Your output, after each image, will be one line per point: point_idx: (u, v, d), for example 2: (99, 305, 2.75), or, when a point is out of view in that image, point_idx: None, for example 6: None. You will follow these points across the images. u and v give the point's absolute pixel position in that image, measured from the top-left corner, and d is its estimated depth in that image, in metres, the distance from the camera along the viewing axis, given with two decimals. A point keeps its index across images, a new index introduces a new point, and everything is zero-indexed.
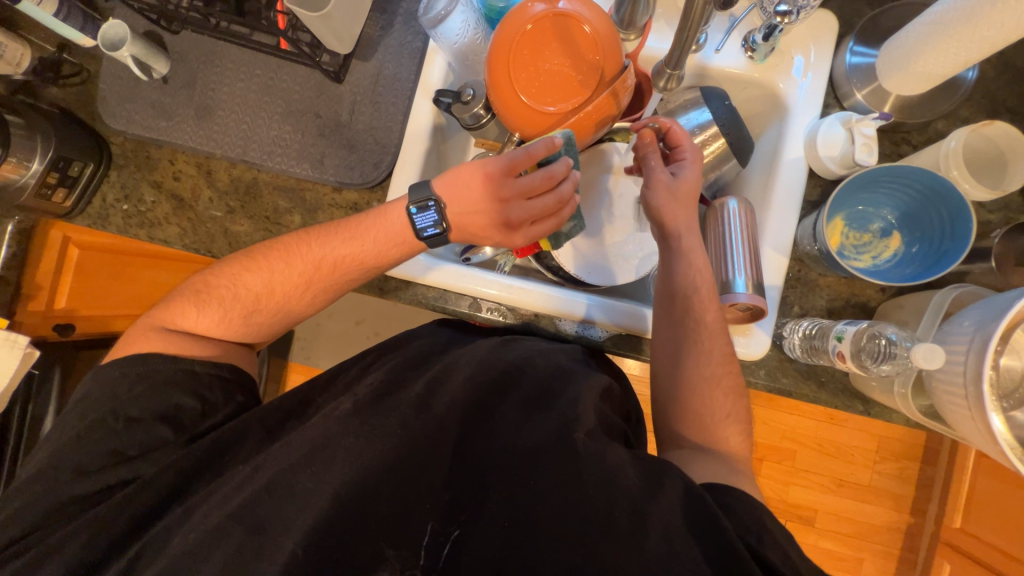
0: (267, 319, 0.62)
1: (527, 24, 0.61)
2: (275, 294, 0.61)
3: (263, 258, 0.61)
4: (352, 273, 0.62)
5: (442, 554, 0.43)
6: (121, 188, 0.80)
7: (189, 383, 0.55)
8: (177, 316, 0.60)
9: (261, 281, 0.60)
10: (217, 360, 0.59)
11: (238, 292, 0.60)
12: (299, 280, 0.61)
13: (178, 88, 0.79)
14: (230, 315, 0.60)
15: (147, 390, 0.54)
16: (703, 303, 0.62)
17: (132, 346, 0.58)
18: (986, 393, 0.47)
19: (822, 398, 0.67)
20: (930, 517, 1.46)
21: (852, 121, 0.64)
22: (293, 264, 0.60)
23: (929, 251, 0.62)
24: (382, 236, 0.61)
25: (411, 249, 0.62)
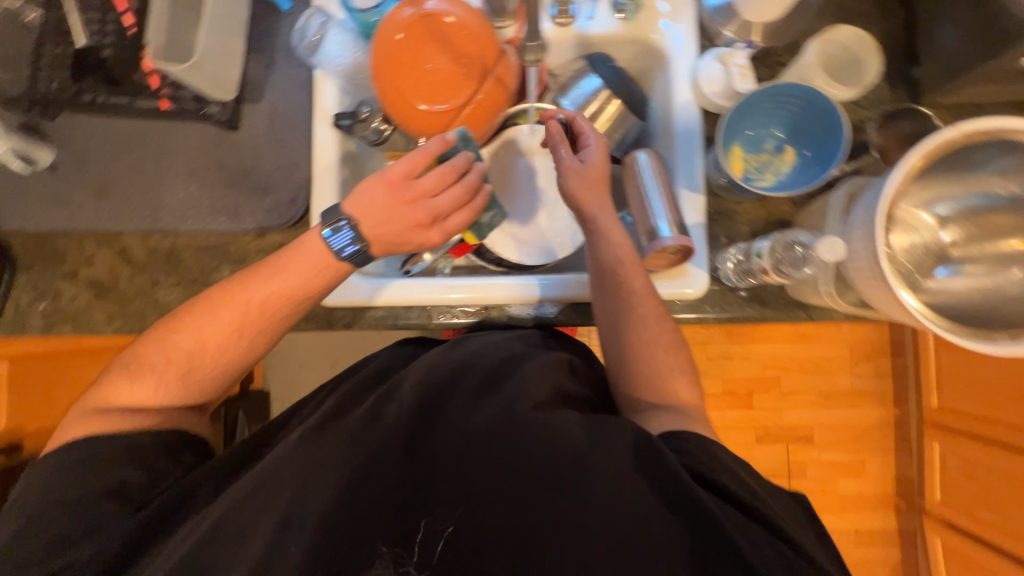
0: (207, 375, 0.59)
1: (399, 32, 0.62)
2: (210, 347, 0.59)
3: (187, 316, 0.59)
4: (284, 307, 0.61)
5: (436, 552, 0.44)
6: (33, 288, 0.76)
7: (134, 457, 0.55)
8: (109, 395, 0.57)
9: (190, 338, 0.58)
10: (159, 428, 0.57)
11: (169, 356, 0.58)
12: (230, 328, 0.59)
13: (70, 173, 0.76)
14: (165, 381, 0.58)
15: (89, 471, 0.53)
16: (630, 270, 0.64)
17: (69, 435, 0.55)
18: (886, 272, 0.50)
19: (767, 315, 0.70)
20: (913, 403, 1.55)
21: (726, 55, 0.68)
22: (220, 313, 0.59)
23: (819, 154, 0.66)
24: (304, 264, 0.60)
25: (337, 272, 0.62)
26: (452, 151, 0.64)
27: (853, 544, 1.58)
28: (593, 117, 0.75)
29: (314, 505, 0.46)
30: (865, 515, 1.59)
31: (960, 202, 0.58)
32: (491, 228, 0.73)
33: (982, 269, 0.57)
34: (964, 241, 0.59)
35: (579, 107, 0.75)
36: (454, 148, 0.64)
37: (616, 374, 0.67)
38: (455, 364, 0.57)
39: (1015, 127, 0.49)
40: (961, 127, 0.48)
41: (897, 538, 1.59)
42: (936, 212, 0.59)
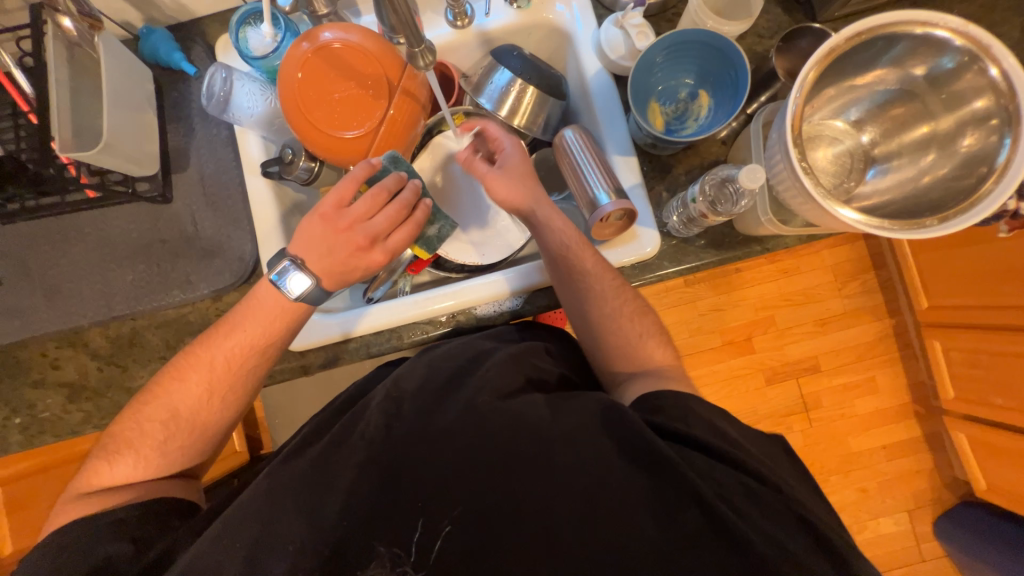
0: (185, 440, 0.59)
1: (298, 71, 0.63)
2: (184, 412, 0.59)
3: (158, 386, 0.60)
4: (248, 355, 0.61)
5: (436, 548, 0.44)
6: (5, 404, 0.75)
7: (117, 531, 0.51)
8: (88, 478, 0.56)
9: (162, 406, 0.58)
10: (142, 501, 0.55)
11: (144, 428, 0.58)
12: (200, 388, 0.59)
13: (17, 282, 0.76)
14: (143, 455, 0.57)
15: (65, 557, 0.48)
16: (579, 253, 0.65)
17: (57, 521, 0.53)
18: (809, 187, 0.51)
19: (724, 256, 0.71)
20: (906, 309, 1.57)
21: (621, 18, 0.68)
22: (190, 376, 0.59)
23: (728, 90, 0.68)
24: (259, 310, 0.61)
25: (298, 313, 0.63)
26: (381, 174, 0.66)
27: (883, 460, 1.58)
28: (514, 108, 0.76)
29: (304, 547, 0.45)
30: (888, 429, 1.59)
31: (866, 103, 0.63)
32: (441, 241, 0.74)
33: (906, 159, 0.61)
34: (882, 137, 0.63)
35: (497, 102, 0.76)
36: (384, 171, 0.66)
37: (589, 347, 0.67)
38: (424, 371, 0.56)
39: (902, 19, 0.50)
40: (841, 34, 0.50)
41: (924, 444, 1.59)
42: (847, 117, 0.65)
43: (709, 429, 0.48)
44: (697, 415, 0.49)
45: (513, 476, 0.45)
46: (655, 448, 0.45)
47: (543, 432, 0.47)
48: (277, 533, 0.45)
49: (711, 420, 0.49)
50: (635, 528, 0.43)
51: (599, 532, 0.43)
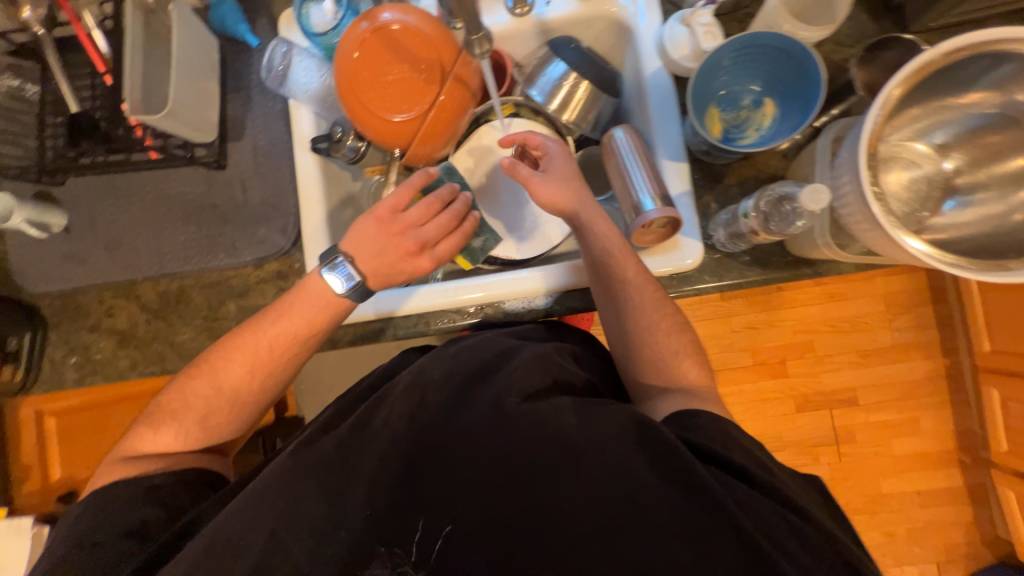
0: (222, 418, 0.62)
1: (355, 50, 0.63)
2: (225, 390, 0.62)
3: (204, 362, 0.63)
4: (290, 346, 0.63)
5: (435, 546, 0.44)
6: (64, 344, 0.82)
7: (149, 496, 0.55)
8: (133, 440, 0.60)
9: (207, 384, 0.61)
10: (177, 469, 0.58)
11: (189, 401, 0.61)
12: (243, 369, 0.62)
13: (82, 232, 0.81)
14: (184, 428, 0.60)
15: (108, 514, 0.53)
16: (618, 259, 0.62)
17: (97, 482, 0.57)
18: (878, 215, 0.47)
19: (770, 276, 0.68)
20: (963, 351, 1.45)
21: (689, 16, 0.65)
22: (234, 357, 0.62)
23: (798, 101, 0.63)
24: (304, 303, 0.63)
25: (340, 308, 0.64)
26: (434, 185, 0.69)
27: (917, 507, 1.49)
28: (565, 102, 0.75)
29: (322, 522, 0.46)
30: (926, 475, 1.49)
31: (956, 127, 0.57)
32: (484, 252, 0.74)
33: (993, 194, 0.55)
34: (969, 167, 0.57)
35: (548, 95, 0.75)
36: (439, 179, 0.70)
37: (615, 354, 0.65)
38: (447, 362, 0.57)
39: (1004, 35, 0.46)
40: (938, 49, 0.45)
41: (965, 496, 1.48)
42: (932, 140, 0.59)
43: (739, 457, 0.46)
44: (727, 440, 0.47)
45: (535, 481, 0.45)
46: (687, 463, 0.43)
47: (564, 437, 0.47)
48: (298, 503, 0.47)
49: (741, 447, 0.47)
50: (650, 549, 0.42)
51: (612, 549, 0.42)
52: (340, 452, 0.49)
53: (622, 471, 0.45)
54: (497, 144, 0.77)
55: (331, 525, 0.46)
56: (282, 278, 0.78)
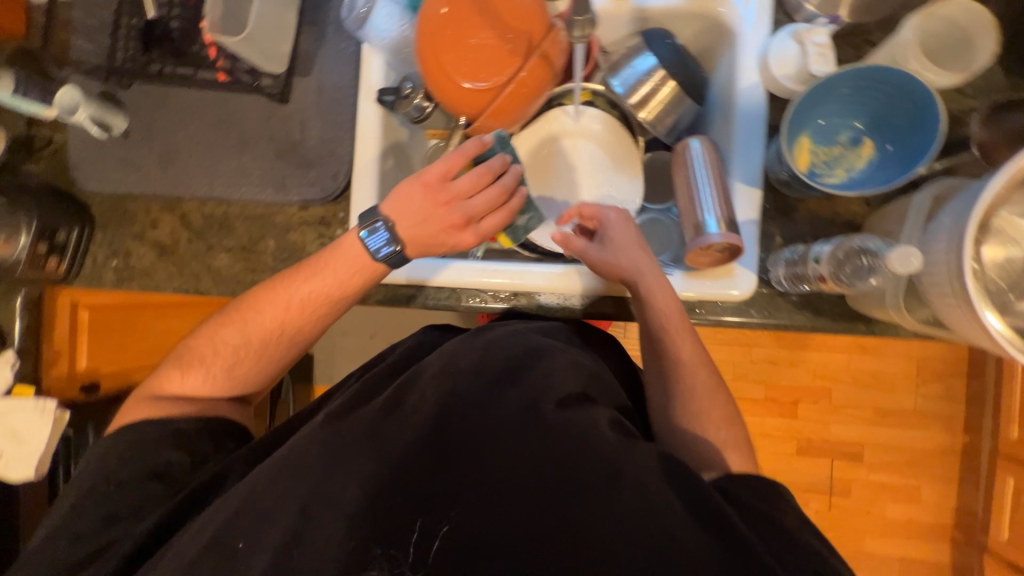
0: (248, 369, 0.65)
1: (444, 6, 0.60)
2: (254, 340, 0.64)
3: (235, 311, 0.64)
4: (318, 309, 0.64)
5: (432, 550, 0.44)
6: (108, 246, 0.84)
7: (176, 440, 0.60)
8: (168, 377, 0.64)
9: (237, 333, 0.64)
10: (200, 416, 0.63)
11: (220, 347, 0.64)
12: (271, 325, 0.63)
13: (140, 140, 0.82)
14: (214, 373, 0.64)
15: (136, 453, 0.59)
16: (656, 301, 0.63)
17: (131, 415, 0.63)
18: (971, 290, 0.44)
19: (821, 325, 0.64)
20: (987, 432, 1.39)
21: (803, 32, 0.60)
22: (263, 312, 0.63)
23: (904, 150, 0.59)
24: (335, 269, 0.62)
25: (373, 274, 0.63)
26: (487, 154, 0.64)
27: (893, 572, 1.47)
28: (644, 99, 0.71)
29: (333, 482, 0.47)
30: (912, 544, 1.46)
31: None
32: (527, 232, 0.71)
33: None
34: None
35: (630, 89, 0.70)
36: (491, 150, 0.63)
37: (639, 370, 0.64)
38: (478, 351, 0.56)
39: None
40: None
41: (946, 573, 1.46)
42: None
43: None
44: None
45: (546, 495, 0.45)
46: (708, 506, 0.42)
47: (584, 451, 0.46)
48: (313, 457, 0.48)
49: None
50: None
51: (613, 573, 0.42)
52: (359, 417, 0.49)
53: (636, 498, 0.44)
54: (567, 129, 0.75)
55: (340, 488, 0.46)
56: (324, 224, 0.78)
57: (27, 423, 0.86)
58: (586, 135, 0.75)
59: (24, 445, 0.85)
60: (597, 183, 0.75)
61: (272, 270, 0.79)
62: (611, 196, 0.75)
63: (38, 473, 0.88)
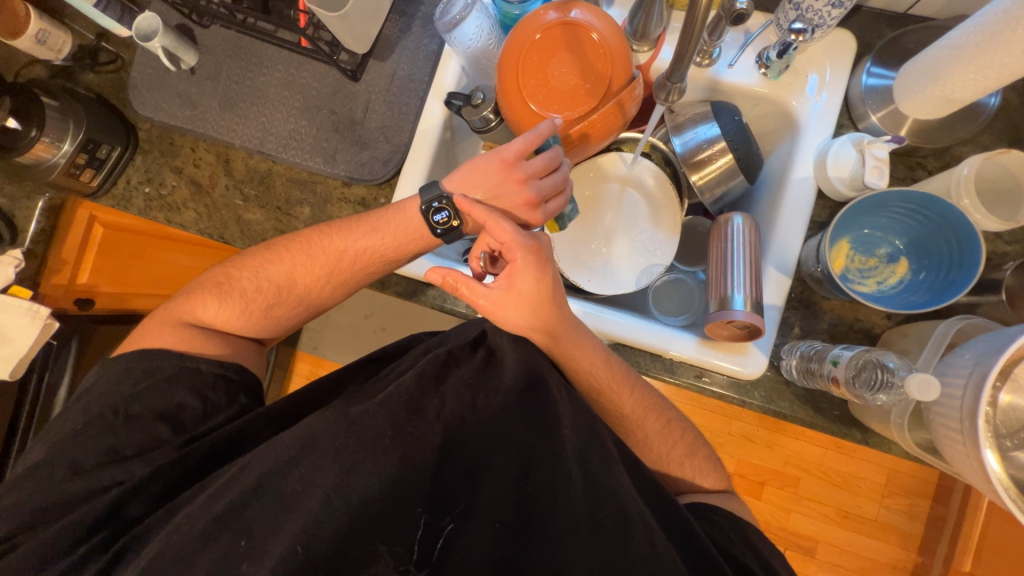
0: (285, 311, 0.70)
1: (537, 33, 0.62)
2: (298, 284, 0.69)
3: (287, 251, 0.70)
4: (367, 267, 0.69)
5: (437, 542, 0.47)
6: (145, 171, 0.84)
7: (188, 380, 0.62)
8: (208, 296, 0.69)
9: (283, 273, 0.69)
10: (223, 361, 0.66)
11: (266, 280, 0.69)
12: (321, 272, 0.69)
13: (205, 80, 0.82)
14: (252, 306, 0.69)
15: (151, 386, 0.60)
16: (627, 394, 0.62)
17: (153, 338, 0.66)
18: (981, 429, 0.45)
19: (818, 423, 0.66)
20: (938, 558, 1.37)
21: (864, 142, 0.62)
22: (316, 257, 0.68)
23: (935, 279, 0.61)
24: (396, 235, 0.67)
25: (429, 243, 0.68)
26: (543, 145, 0.66)
27: None
28: (699, 164, 0.72)
29: (335, 475, 0.47)
30: None
31: None
32: (570, 220, 0.76)
33: None
34: None
35: (688, 151, 0.72)
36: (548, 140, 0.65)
37: (634, 429, 0.63)
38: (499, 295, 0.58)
39: None
40: None
41: None
42: None
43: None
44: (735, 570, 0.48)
45: (532, 532, 0.48)
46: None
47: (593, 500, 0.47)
48: (318, 441, 0.48)
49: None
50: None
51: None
52: (379, 417, 0.49)
53: (628, 551, 0.45)
54: (621, 175, 0.77)
55: (342, 472, 0.47)
56: (363, 205, 0.79)
57: (18, 325, 0.83)
58: (636, 188, 0.77)
59: (6, 344, 0.83)
60: (636, 232, 0.76)
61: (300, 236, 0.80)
62: (647, 246, 0.76)
63: (14, 376, 0.84)
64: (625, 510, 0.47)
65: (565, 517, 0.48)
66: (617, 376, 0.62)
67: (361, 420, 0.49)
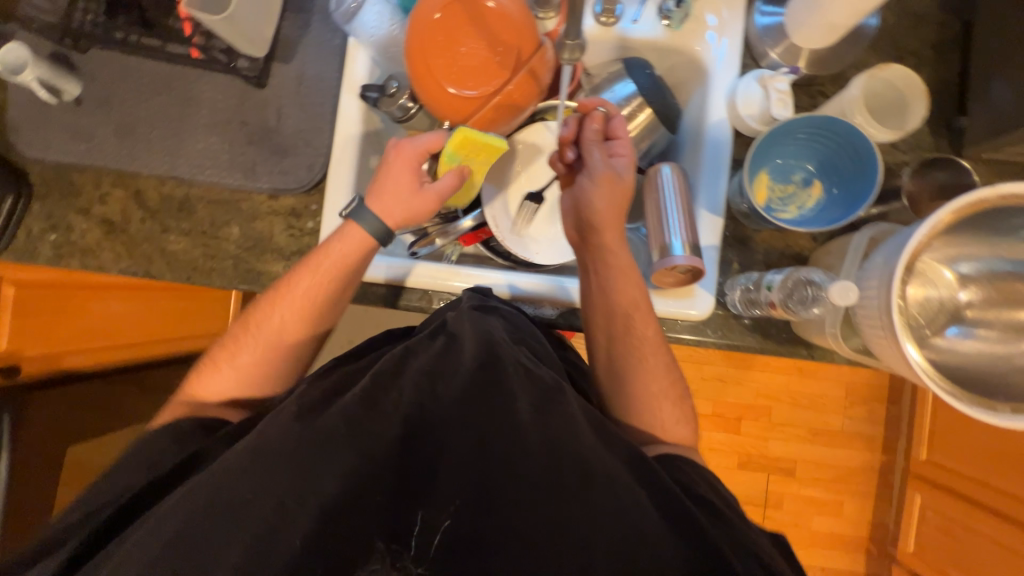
0: (262, 361, 0.66)
1: (437, 13, 0.61)
2: (265, 330, 0.66)
3: (254, 307, 0.67)
4: (325, 300, 0.65)
5: (433, 544, 0.46)
6: (46, 218, 0.77)
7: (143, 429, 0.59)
8: (202, 376, 0.67)
9: (252, 324, 0.66)
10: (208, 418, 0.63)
11: (245, 341, 0.66)
12: (289, 315, 0.65)
13: (94, 109, 0.76)
14: (240, 369, 0.66)
15: (129, 452, 0.59)
16: (644, 324, 0.65)
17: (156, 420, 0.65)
18: (896, 323, 0.49)
19: (768, 348, 0.70)
20: (900, 453, 1.50)
21: (767, 78, 0.66)
22: (271, 297, 0.66)
23: (846, 193, 0.66)
24: (328, 269, 0.64)
25: (369, 249, 0.65)
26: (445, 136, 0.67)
27: None
28: (623, 122, 0.73)
29: (310, 486, 0.46)
30: (837, 556, 1.56)
31: (984, 263, 0.58)
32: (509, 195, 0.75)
33: (997, 334, 0.57)
34: (981, 303, 0.59)
35: None
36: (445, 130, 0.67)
37: (646, 357, 0.66)
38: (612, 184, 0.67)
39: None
40: (996, 188, 0.48)
41: None
42: (958, 269, 0.59)
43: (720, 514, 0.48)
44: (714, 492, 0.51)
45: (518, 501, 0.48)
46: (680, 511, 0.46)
47: (567, 456, 0.48)
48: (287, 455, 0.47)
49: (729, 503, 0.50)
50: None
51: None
52: (345, 420, 0.48)
53: (610, 498, 0.47)
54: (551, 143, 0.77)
55: (315, 480, 0.46)
56: (295, 215, 0.76)
57: None
58: None
59: None
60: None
61: (234, 259, 0.76)
62: None
63: None
64: (600, 460, 0.48)
65: (546, 483, 0.48)
66: (624, 301, 0.65)
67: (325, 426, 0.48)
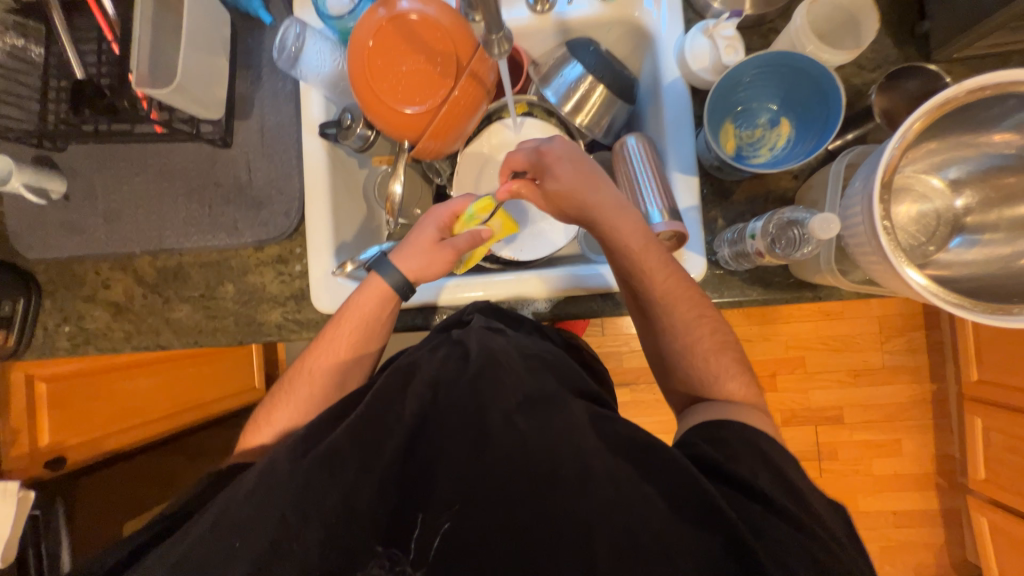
0: (291, 420, 0.65)
1: (370, 40, 0.63)
2: (301, 392, 0.67)
3: (298, 362, 0.69)
4: (365, 347, 0.68)
5: (433, 545, 0.47)
6: (59, 312, 0.81)
7: None
8: (250, 437, 0.66)
9: (289, 385, 0.68)
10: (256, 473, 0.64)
11: (290, 396, 0.67)
12: (331, 368, 0.67)
13: (82, 201, 0.79)
14: (287, 426, 0.65)
15: None
16: (655, 278, 0.61)
17: None
18: (886, 246, 0.48)
19: (771, 297, 0.68)
20: (951, 378, 1.43)
21: (711, 27, 0.64)
22: (309, 360, 0.68)
23: (815, 123, 0.65)
24: (360, 315, 0.66)
25: (387, 300, 0.67)
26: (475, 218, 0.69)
27: (891, 527, 1.49)
28: (579, 104, 0.73)
29: (335, 517, 0.47)
30: (906, 496, 1.49)
31: (971, 164, 0.57)
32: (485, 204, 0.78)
33: (1001, 235, 0.55)
34: (979, 206, 0.57)
35: (563, 99, 0.71)
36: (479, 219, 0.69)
37: (662, 317, 0.63)
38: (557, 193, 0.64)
39: (1005, 82, 0.46)
40: (962, 85, 0.46)
41: (939, 519, 1.49)
42: (946, 175, 0.59)
43: (747, 471, 0.47)
44: (734, 450, 0.49)
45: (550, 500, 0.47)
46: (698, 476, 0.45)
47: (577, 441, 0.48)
48: (306, 491, 0.47)
49: (757, 460, 0.48)
50: (659, 561, 0.43)
51: (619, 562, 0.44)
52: (356, 446, 0.49)
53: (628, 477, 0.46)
54: (510, 142, 0.79)
55: (335, 511, 0.47)
56: (282, 262, 0.78)
57: None
58: None
59: None
60: (535, 205, 0.81)
61: (233, 314, 0.78)
62: None
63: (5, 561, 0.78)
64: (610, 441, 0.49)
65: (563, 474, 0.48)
66: (648, 260, 0.61)
67: (338, 457, 0.48)
